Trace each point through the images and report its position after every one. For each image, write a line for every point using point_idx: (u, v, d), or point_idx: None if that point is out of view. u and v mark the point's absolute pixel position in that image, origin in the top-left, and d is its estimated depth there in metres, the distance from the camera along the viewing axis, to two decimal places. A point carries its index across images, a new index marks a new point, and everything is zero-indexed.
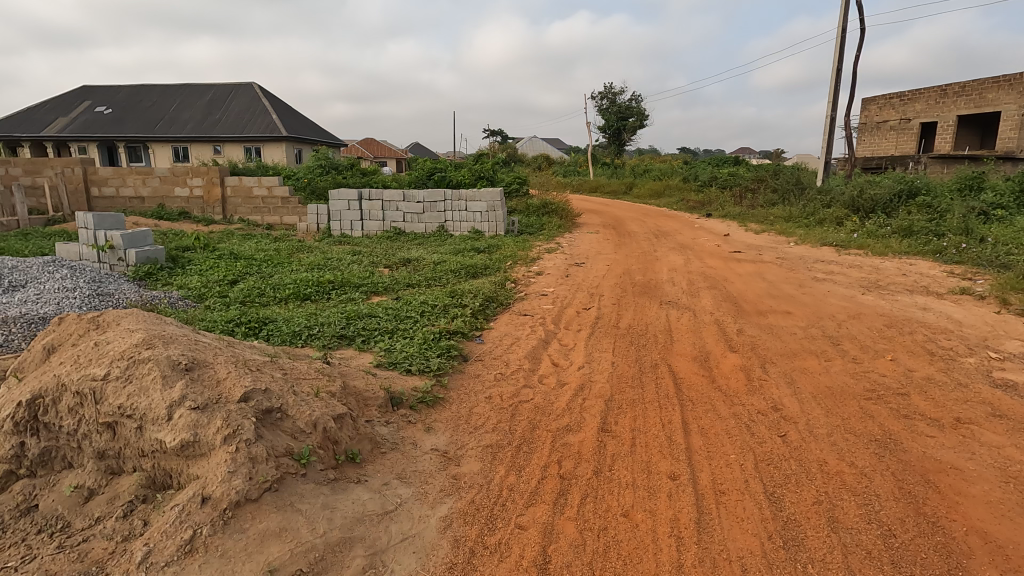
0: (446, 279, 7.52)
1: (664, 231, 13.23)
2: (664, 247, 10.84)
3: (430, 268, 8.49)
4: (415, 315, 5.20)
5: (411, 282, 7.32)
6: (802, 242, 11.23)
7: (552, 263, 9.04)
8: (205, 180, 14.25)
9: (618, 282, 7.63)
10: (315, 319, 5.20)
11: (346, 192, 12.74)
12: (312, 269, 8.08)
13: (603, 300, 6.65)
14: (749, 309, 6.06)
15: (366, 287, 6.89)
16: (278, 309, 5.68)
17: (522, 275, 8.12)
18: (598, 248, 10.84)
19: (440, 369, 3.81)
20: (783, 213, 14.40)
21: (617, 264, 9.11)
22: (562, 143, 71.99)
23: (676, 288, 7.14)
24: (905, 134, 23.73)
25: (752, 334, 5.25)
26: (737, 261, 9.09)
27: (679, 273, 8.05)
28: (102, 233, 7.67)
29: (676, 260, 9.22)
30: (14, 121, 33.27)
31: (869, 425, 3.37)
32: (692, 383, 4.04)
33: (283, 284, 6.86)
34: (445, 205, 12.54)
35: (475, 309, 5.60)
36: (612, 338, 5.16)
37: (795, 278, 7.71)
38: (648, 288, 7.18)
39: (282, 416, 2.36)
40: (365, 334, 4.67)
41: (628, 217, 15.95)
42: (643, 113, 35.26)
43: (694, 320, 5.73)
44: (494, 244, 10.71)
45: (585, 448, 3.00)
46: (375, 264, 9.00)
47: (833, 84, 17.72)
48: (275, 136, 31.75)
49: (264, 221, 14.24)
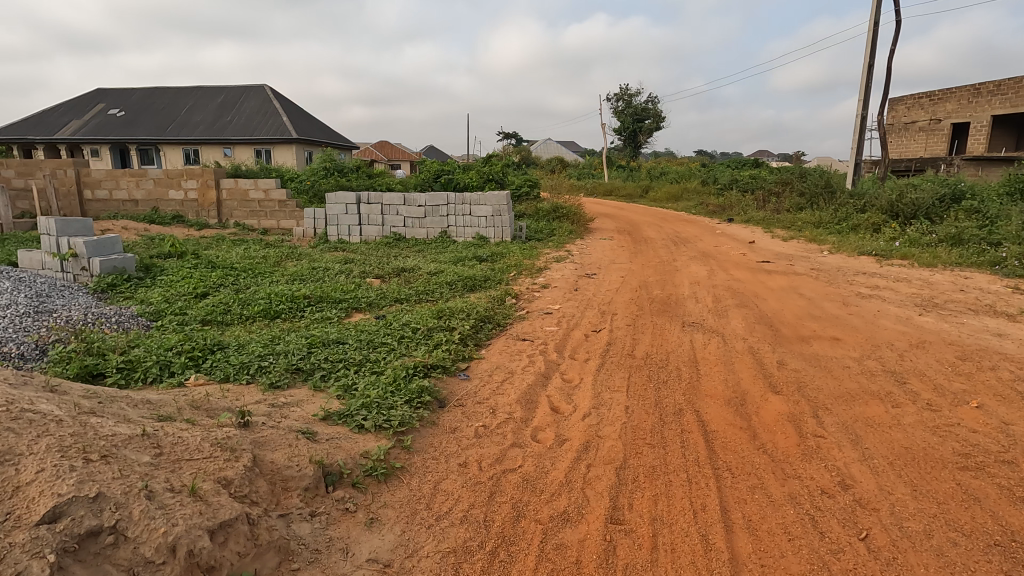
0: (440, 293, 6.71)
1: (683, 237, 12.28)
2: (684, 256, 9.90)
3: (424, 280, 7.66)
4: (390, 342, 4.41)
5: (400, 296, 6.53)
6: (836, 250, 10.23)
7: (560, 274, 8.17)
8: (200, 182, 13.63)
9: (634, 297, 6.76)
10: (273, 345, 4.42)
11: (344, 195, 12.01)
12: (293, 280, 7.33)
13: (616, 320, 5.78)
14: (788, 333, 5.14)
15: (348, 303, 6.12)
16: (238, 331, 4.93)
17: (526, 288, 7.27)
18: (612, 256, 9.94)
19: (405, 421, 2.99)
20: (812, 219, 13.36)
21: (632, 275, 8.25)
22: (576, 146, 71.51)
23: (700, 305, 6.25)
24: (935, 135, 22.47)
25: (796, 369, 4.34)
26: (767, 273, 8.15)
27: (702, 288, 7.14)
28: (65, 241, 7.02)
29: (699, 271, 8.31)
30: (29, 125, 33.33)
31: (979, 513, 2.48)
32: (728, 440, 3.17)
33: (254, 299, 6.11)
34: (448, 208, 11.76)
35: (463, 332, 4.80)
36: (625, 372, 4.28)
37: (837, 294, 6.76)
38: (668, 306, 6.27)
39: (115, 541, 1.54)
40: (324, 367, 3.88)
41: (644, 222, 15.05)
42: (659, 115, 34.29)
43: (723, 348, 4.82)
44: (498, 252, 9.88)
45: (588, 555, 2.16)
46: (365, 274, 8.23)
47: (863, 82, 16.67)
48: (285, 138, 31.36)
49: (260, 226, 13.60)
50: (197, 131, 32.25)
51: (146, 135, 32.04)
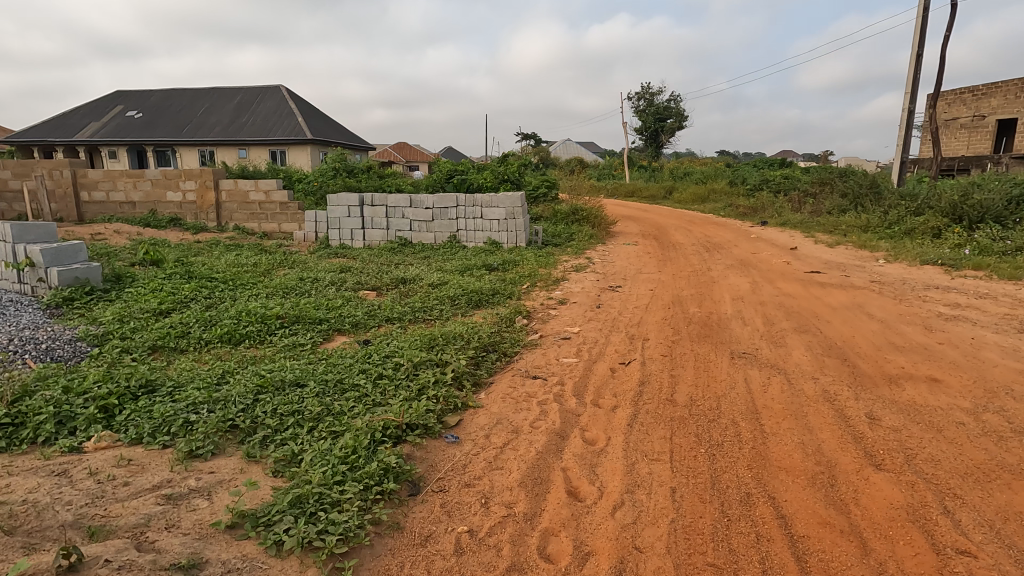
0: (438, 311, 5.75)
1: (715, 243, 11.18)
2: (720, 264, 8.80)
3: (424, 294, 6.71)
4: (362, 385, 3.46)
5: (391, 316, 5.58)
6: (894, 259, 9.04)
7: (580, 286, 7.18)
8: (199, 183, 12.91)
9: (668, 317, 5.72)
10: (216, 386, 3.50)
11: (347, 197, 11.16)
12: (275, 293, 6.45)
13: (648, 349, 4.74)
14: (871, 372, 4.05)
15: (328, 325, 5.20)
16: (184, 366, 4.03)
17: (540, 305, 6.28)
18: (638, 265, 8.89)
19: (349, 534, 2.02)
20: (858, 223, 12.11)
21: (663, 287, 7.21)
22: (595, 147, 70.70)
23: (750, 329, 5.18)
24: (978, 132, 20.88)
25: (894, 427, 3.26)
26: (821, 286, 7.04)
27: (748, 304, 6.06)
28: (22, 248, 6.26)
29: (740, 283, 7.22)
30: (49, 127, 33.46)
31: None
32: (832, 562, 2.16)
33: (221, 319, 5.23)
34: (458, 211, 10.84)
35: (457, 368, 3.82)
36: (666, 430, 3.26)
37: (913, 315, 5.63)
38: (710, 330, 5.21)
39: None
40: (268, 427, 2.94)
41: (670, 225, 13.96)
42: (682, 113, 32.99)
43: (789, 392, 3.76)
44: (511, 259, 8.91)
45: None
46: (360, 285, 7.33)
47: (910, 75, 15.35)
48: (299, 139, 30.88)
49: (261, 229, 12.85)
50: (213, 132, 31.94)
51: (163, 137, 31.82)
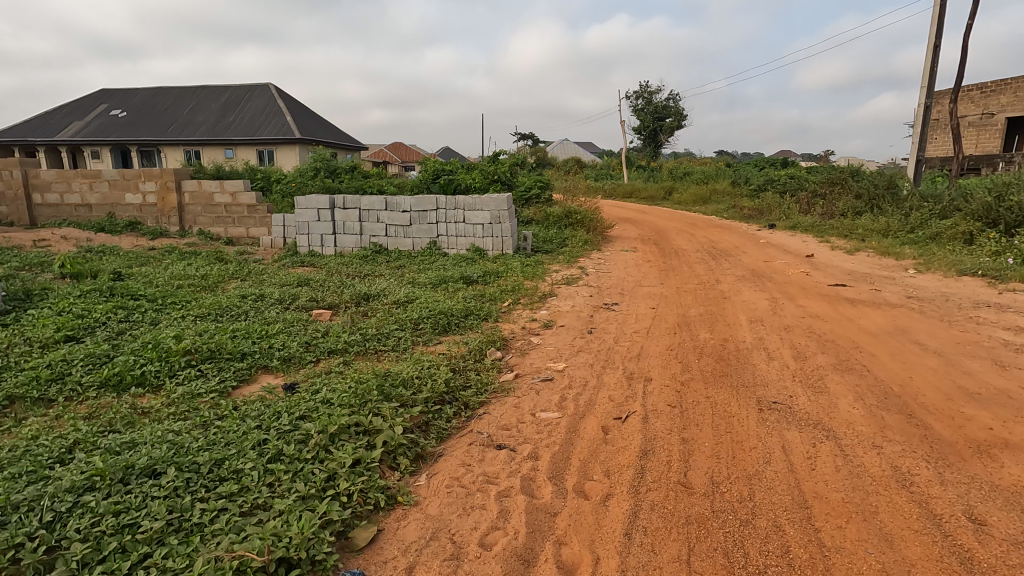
0: (392, 342, 4.72)
1: (721, 249, 10.15)
2: (730, 275, 7.76)
3: (384, 314, 5.69)
4: (246, 476, 2.42)
5: (333, 347, 4.54)
6: (926, 268, 8.03)
7: (569, 304, 6.17)
8: (160, 184, 11.86)
9: (675, 347, 4.69)
10: (40, 473, 2.46)
11: (316, 199, 10.10)
12: (206, 314, 5.42)
13: (651, 396, 3.71)
14: (951, 438, 3.01)
15: (251, 363, 4.15)
16: (26, 435, 2.97)
17: (520, 330, 5.25)
18: (637, 276, 7.85)
19: None
20: (877, 226, 11.11)
21: (667, 305, 6.18)
22: (593, 147, 69.77)
23: (779, 365, 4.16)
24: (987, 130, 19.85)
25: (1014, 539, 2.24)
26: (851, 305, 6.03)
27: (769, 330, 5.03)
28: None
29: (756, 300, 6.21)
30: (31, 127, 32.43)
31: None
32: None
33: (118, 355, 4.18)
34: (438, 215, 9.80)
35: (390, 438, 2.78)
36: (681, 544, 2.24)
37: (973, 344, 4.60)
38: (727, 367, 4.19)
39: None
40: (71, 562, 1.91)
41: (671, 229, 12.99)
42: (681, 112, 32.02)
43: (847, 473, 2.74)
44: (493, 270, 7.87)
45: None
46: (313, 302, 6.29)
47: (927, 68, 14.36)
48: (287, 138, 29.86)
49: (227, 234, 11.80)
50: (198, 131, 30.89)
51: (146, 136, 30.75)
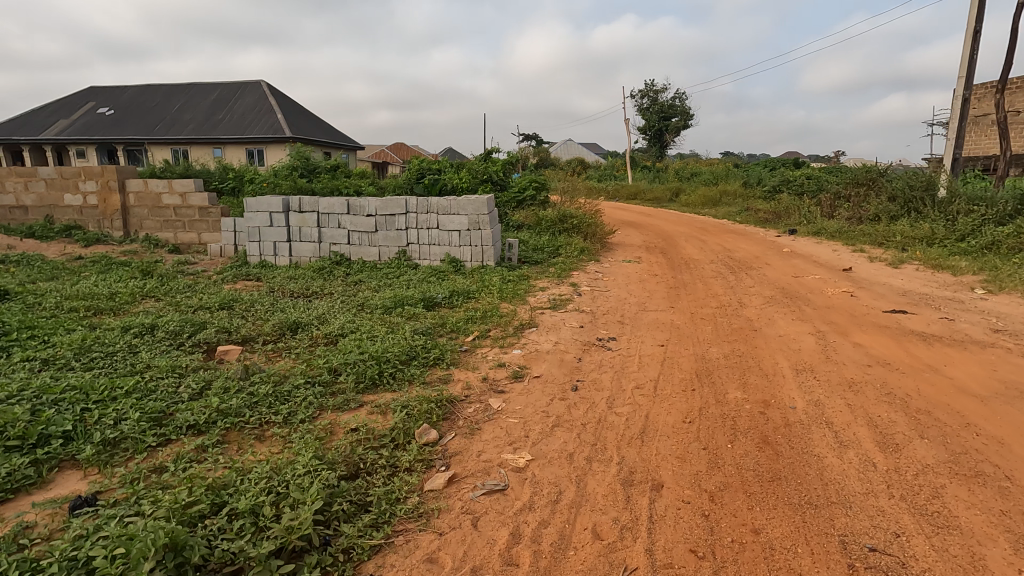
0: (286, 409, 3.26)
1: (740, 260, 8.69)
2: (756, 296, 6.31)
3: (303, 356, 4.25)
4: None
5: (194, 419, 3.09)
6: (998, 287, 6.54)
7: (553, 339, 4.72)
8: (101, 183, 10.46)
9: (694, 417, 3.22)
10: None
11: (269, 201, 8.69)
12: (54, 360, 3.97)
13: (663, 529, 2.24)
14: None
15: (46, 457, 2.69)
16: None
17: (479, 383, 3.79)
18: (642, 296, 6.43)
19: None
20: (918, 233, 9.59)
21: (682, 341, 4.70)
22: (598, 147, 68.14)
23: (858, 460, 2.69)
24: (1015, 129, 18.25)
25: None
26: (926, 342, 4.55)
27: (827, 388, 3.56)
28: None
29: (798, 335, 4.74)
30: (16, 125, 31.27)
31: None
32: None
33: None
34: (408, 220, 8.38)
35: None
36: None
37: None
38: (779, 461, 2.72)
39: None
40: None
41: (680, 234, 11.57)
42: (688, 111, 30.55)
43: None
44: (465, 287, 6.43)
45: None
46: (222, 333, 4.84)
47: (966, 55, 12.85)
48: (276, 136, 28.55)
49: (176, 240, 10.43)
50: (184, 129, 29.65)
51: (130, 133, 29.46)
